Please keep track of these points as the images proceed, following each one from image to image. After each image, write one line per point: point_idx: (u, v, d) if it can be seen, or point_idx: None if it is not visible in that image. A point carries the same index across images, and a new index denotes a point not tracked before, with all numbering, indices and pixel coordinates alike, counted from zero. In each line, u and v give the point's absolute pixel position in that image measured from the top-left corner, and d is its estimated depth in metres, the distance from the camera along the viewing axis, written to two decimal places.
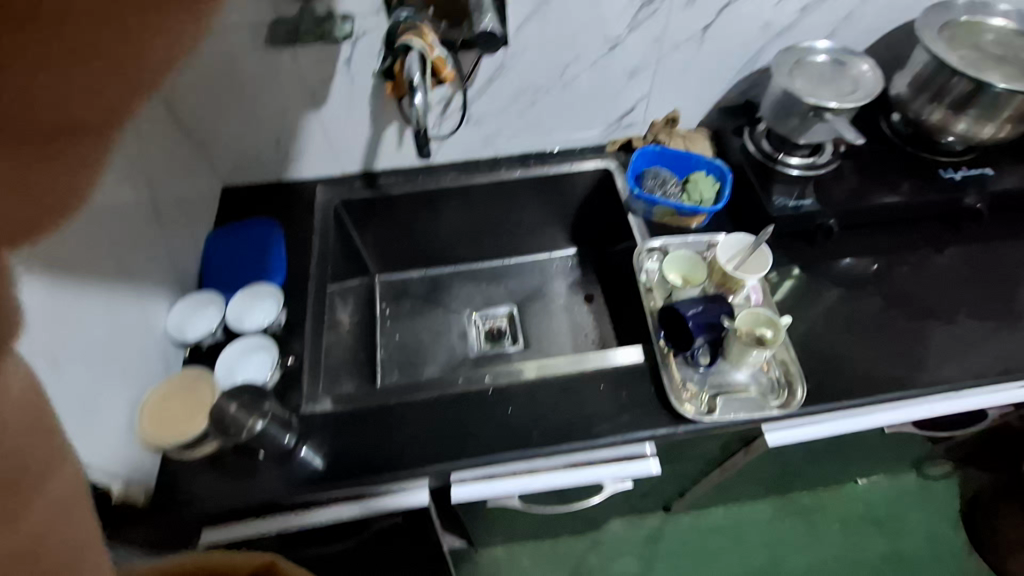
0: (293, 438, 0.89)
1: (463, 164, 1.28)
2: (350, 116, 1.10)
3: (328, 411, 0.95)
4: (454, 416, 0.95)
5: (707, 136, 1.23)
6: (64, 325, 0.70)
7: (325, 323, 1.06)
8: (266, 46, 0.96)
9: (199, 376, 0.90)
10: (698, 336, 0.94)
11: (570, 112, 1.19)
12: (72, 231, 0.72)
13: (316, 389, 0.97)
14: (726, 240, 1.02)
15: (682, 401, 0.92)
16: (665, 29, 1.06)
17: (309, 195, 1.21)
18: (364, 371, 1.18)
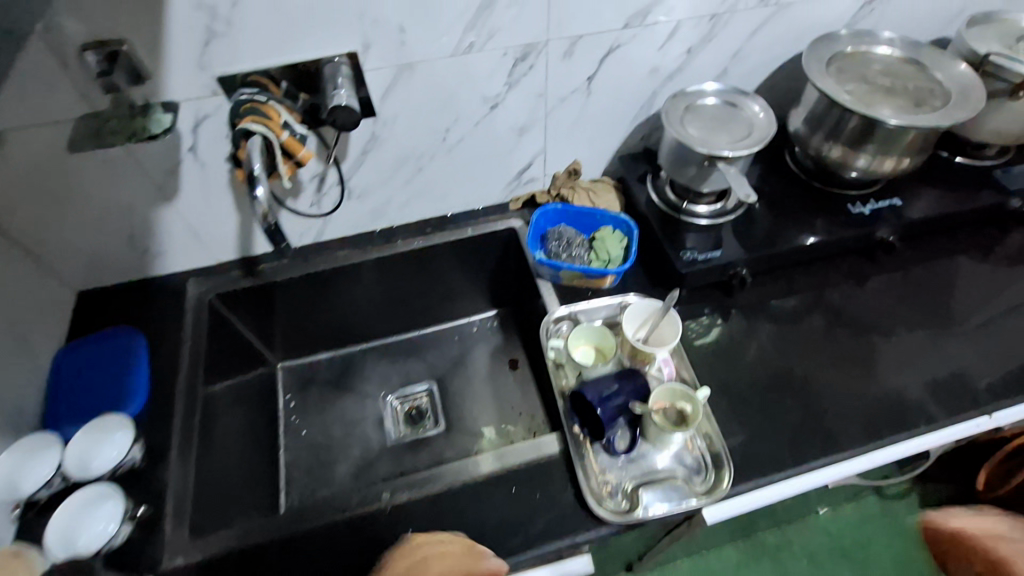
0: None
1: (351, 240, 1.15)
2: (211, 204, 0.98)
3: (193, 562, 0.79)
4: (348, 547, 0.82)
5: (613, 187, 1.16)
6: None
7: (199, 447, 0.92)
8: (84, 141, 0.82)
9: (17, 555, 0.71)
10: (611, 424, 0.84)
11: (463, 174, 1.10)
12: None
13: (180, 538, 0.81)
14: (634, 307, 0.95)
15: (601, 501, 0.82)
16: (548, 82, 0.98)
17: (179, 294, 1.07)
18: (259, 486, 1.04)
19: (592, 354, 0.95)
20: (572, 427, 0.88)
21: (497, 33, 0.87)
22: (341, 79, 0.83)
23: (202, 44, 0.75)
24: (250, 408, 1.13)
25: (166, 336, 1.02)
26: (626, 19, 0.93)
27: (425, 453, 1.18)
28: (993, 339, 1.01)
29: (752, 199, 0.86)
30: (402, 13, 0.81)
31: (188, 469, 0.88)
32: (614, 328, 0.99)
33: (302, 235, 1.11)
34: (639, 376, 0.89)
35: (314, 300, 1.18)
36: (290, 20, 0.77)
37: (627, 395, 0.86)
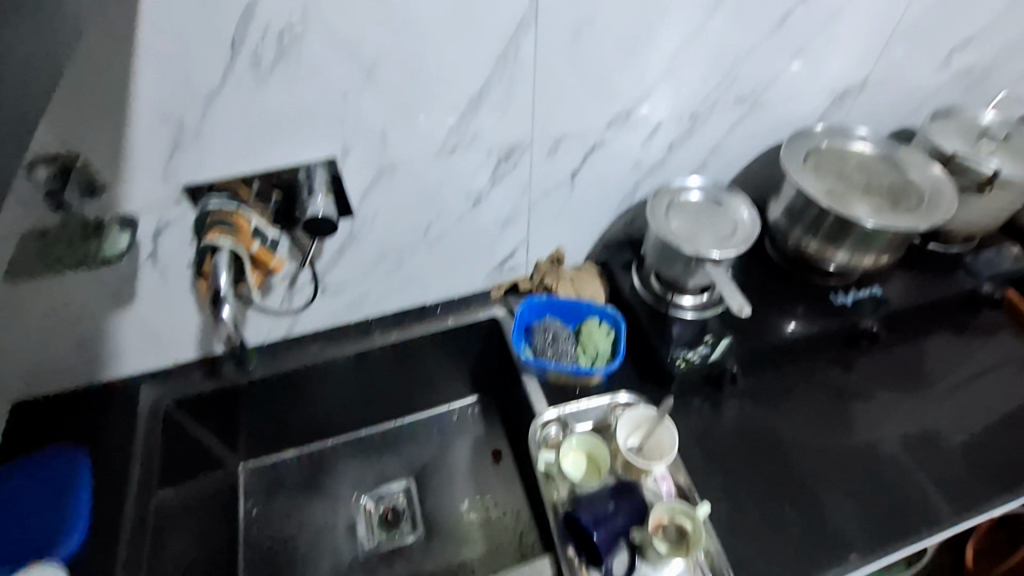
0: None
1: (323, 334, 1.08)
2: (172, 309, 0.89)
3: None
4: None
5: (597, 275, 1.14)
6: None
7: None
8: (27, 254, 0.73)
9: None
10: (608, 551, 0.79)
11: (444, 266, 1.06)
12: None
13: None
14: (625, 413, 0.91)
15: None
16: (532, 178, 0.96)
17: (129, 401, 0.97)
18: None
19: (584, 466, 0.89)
20: (567, 551, 0.81)
21: (481, 135, 0.85)
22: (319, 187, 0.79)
23: (166, 155, 0.70)
24: (206, 524, 1.01)
25: (114, 452, 0.91)
26: (609, 119, 0.93)
27: (403, 564, 1.08)
28: (977, 430, 1.02)
29: (746, 312, 0.85)
30: (383, 119, 0.77)
31: None
32: (607, 433, 0.94)
33: (269, 330, 1.02)
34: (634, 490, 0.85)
35: (283, 399, 1.09)
36: (262, 129, 0.72)
37: (621, 515, 0.82)
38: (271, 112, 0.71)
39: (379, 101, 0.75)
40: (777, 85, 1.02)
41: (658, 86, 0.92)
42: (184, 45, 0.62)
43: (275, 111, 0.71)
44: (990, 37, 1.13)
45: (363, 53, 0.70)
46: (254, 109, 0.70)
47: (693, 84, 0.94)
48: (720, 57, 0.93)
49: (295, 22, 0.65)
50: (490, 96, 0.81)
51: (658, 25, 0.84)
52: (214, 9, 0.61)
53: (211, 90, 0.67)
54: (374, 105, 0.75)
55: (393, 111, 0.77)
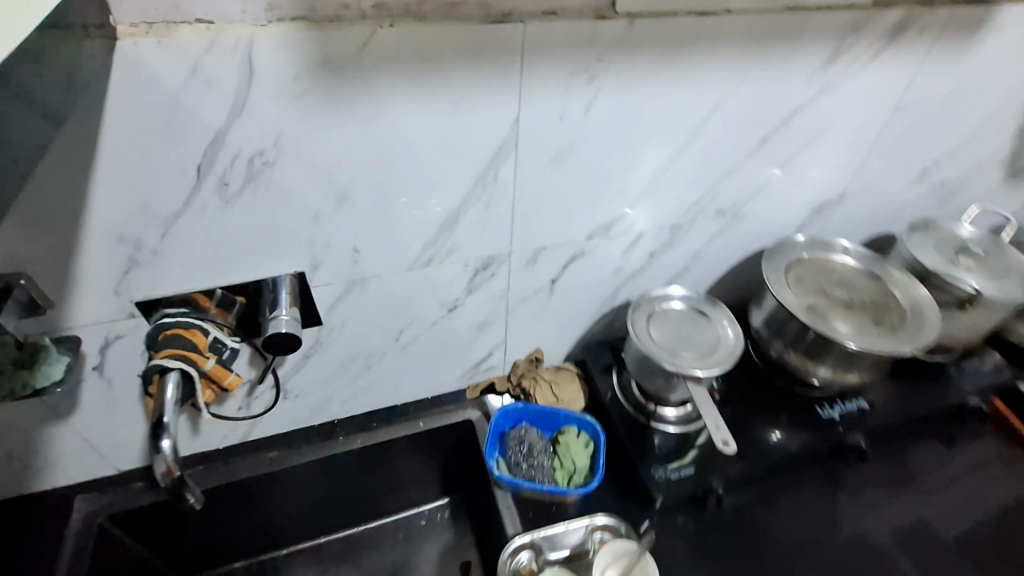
0: None
1: (285, 438, 1.02)
2: (116, 417, 0.83)
3: None
4: None
5: (576, 378, 1.10)
6: None
7: None
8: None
9: None
10: None
11: (416, 370, 1.01)
12: None
13: None
14: (607, 547, 0.84)
15: None
16: (510, 285, 0.94)
17: (60, 514, 0.88)
18: None
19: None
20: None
21: (458, 248, 0.83)
22: (286, 302, 0.76)
23: (120, 274, 0.67)
24: None
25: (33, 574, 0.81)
26: (589, 231, 0.93)
27: None
28: (972, 562, 0.97)
29: (732, 450, 0.81)
30: (356, 236, 0.75)
31: None
32: (581, 563, 0.87)
33: (224, 434, 0.96)
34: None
35: (234, 510, 1.00)
36: (227, 246, 0.70)
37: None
38: (238, 231, 0.69)
39: (353, 220, 0.73)
40: (758, 198, 1.03)
41: (637, 201, 0.92)
42: (149, 170, 0.60)
43: (241, 230, 0.69)
44: (961, 156, 1.16)
45: (338, 177, 0.69)
46: (219, 229, 0.67)
47: (674, 199, 0.95)
48: (701, 174, 0.93)
49: (268, 149, 0.63)
50: (468, 213, 0.80)
51: (640, 146, 0.85)
52: (183, 137, 0.59)
53: (174, 211, 0.64)
54: (348, 223, 0.73)
55: (368, 228, 0.75)
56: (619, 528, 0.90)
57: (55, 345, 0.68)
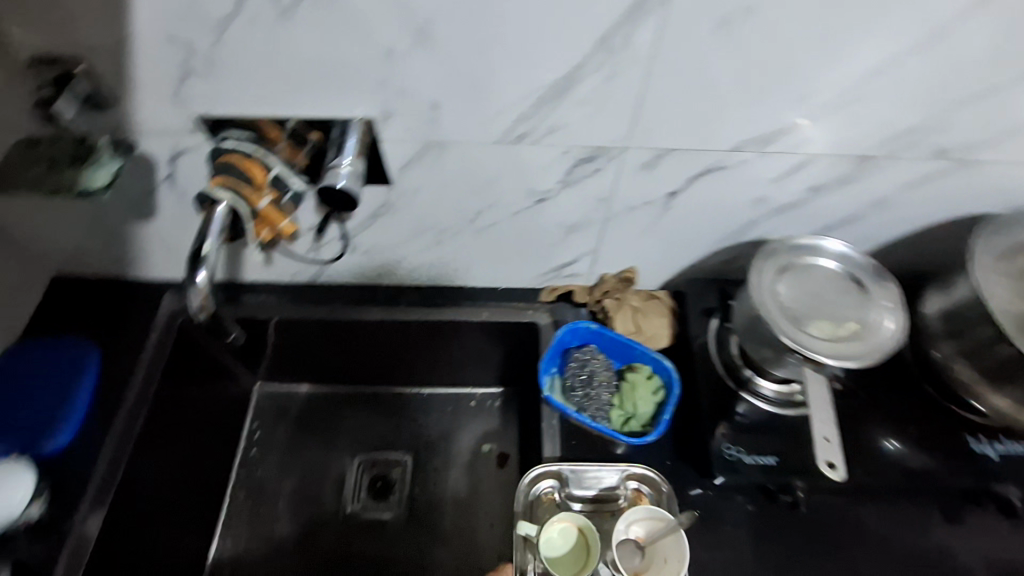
0: None
1: (350, 290, 1.00)
2: (191, 230, 0.83)
3: None
4: None
5: (668, 314, 0.93)
6: None
7: (118, 498, 0.78)
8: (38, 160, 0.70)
9: None
10: None
11: (490, 257, 0.91)
12: None
13: None
14: (642, 508, 0.75)
15: None
16: (615, 188, 0.77)
17: (151, 304, 0.93)
18: (199, 529, 0.93)
19: (566, 550, 0.75)
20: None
21: (560, 130, 0.68)
22: (349, 151, 0.65)
23: (178, 79, 0.61)
24: (219, 436, 0.99)
25: (124, 356, 0.88)
26: (736, 141, 0.71)
27: (377, 540, 1.00)
28: None
29: (842, 478, 0.64)
30: (436, 87, 0.62)
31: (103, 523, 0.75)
32: (606, 509, 0.80)
33: (293, 270, 0.95)
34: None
35: (299, 342, 1.03)
36: (290, 69, 0.61)
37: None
38: (301, 52, 0.59)
39: (434, 67, 0.60)
40: (1008, 144, 0.71)
41: (813, 113, 0.68)
42: None
43: (304, 51, 0.59)
44: None
45: (421, 6, 0.55)
46: (281, 47, 0.59)
47: (869, 121, 0.68)
48: (924, 91, 0.65)
49: None
50: (578, 85, 0.63)
51: (844, 31, 0.59)
52: None
53: (227, 15, 0.55)
54: (428, 70, 0.61)
55: (452, 82, 0.62)
56: (658, 485, 0.80)
57: (108, 147, 0.66)
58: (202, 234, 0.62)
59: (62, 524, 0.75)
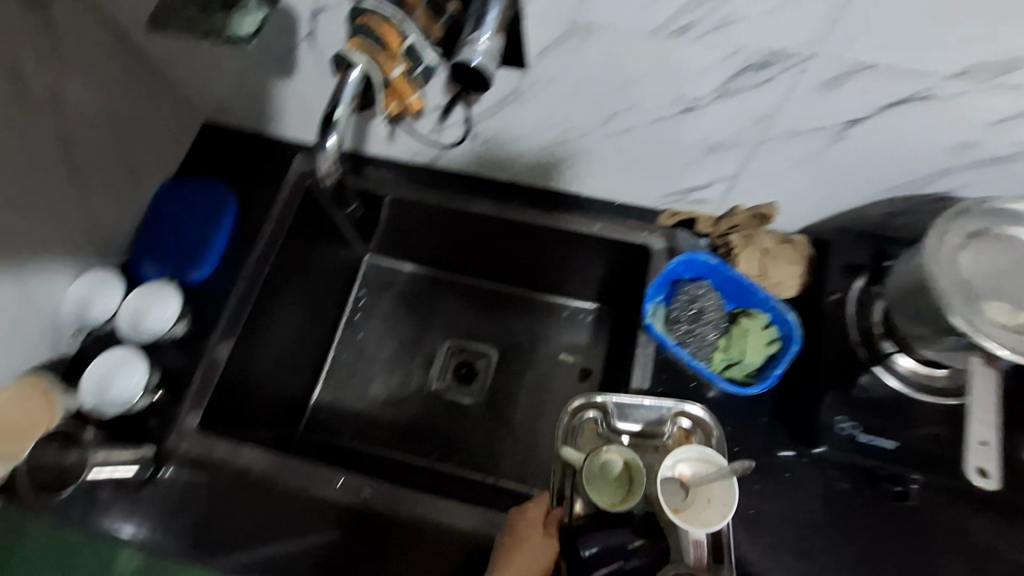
0: (144, 469, 0.76)
1: (464, 180, 0.98)
2: (324, 94, 0.83)
3: (190, 449, 0.79)
4: (339, 540, 0.75)
5: (802, 262, 0.82)
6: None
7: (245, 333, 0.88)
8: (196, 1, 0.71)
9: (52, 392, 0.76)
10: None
11: (615, 167, 0.84)
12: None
13: (189, 420, 0.80)
14: (689, 448, 0.69)
15: None
16: (781, 107, 0.65)
17: (283, 163, 0.98)
18: (306, 373, 1.04)
19: (605, 480, 0.69)
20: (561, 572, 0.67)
21: (733, 25, 0.57)
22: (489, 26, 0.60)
23: None
24: (329, 296, 1.07)
25: (257, 207, 0.95)
26: (962, 65, 0.56)
27: (455, 419, 1.07)
28: None
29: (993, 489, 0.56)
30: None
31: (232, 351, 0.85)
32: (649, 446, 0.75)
33: (414, 150, 0.94)
34: (657, 537, 0.67)
35: (409, 223, 1.05)
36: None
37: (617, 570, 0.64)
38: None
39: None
40: None
41: None
42: None
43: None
44: None
45: None
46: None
47: None
48: None
49: None
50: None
51: None
52: None
53: None
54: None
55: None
56: (707, 426, 0.75)
57: None
58: (337, 98, 0.61)
59: (198, 346, 0.85)
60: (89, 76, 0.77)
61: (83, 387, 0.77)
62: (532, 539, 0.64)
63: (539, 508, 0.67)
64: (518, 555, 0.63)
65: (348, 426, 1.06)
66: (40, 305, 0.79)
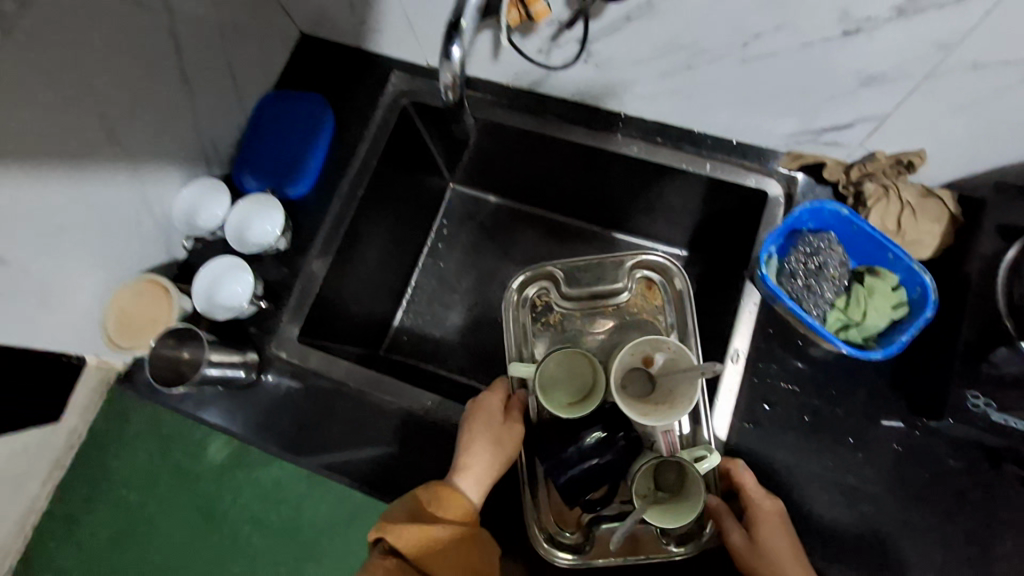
0: (250, 372, 0.80)
1: (565, 106, 0.91)
2: (432, 4, 0.78)
3: (290, 359, 0.82)
4: (426, 459, 0.77)
5: (945, 220, 0.74)
6: (107, 237, 0.77)
7: (340, 251, 0.89)
8: None
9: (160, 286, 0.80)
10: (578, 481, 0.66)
11: (740, 99, 0.76)
12: (111, 197, 0.76)
13: (289, 332, 0.83)
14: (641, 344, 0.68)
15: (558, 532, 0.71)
16: (972, 32, 0.56)
17: (379, 80, 0.94)
18: (390, 296, 1.06)
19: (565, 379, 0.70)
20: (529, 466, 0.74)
21: None
22: None
23: None
24: (415, 221, 1.06)
25: (352, 125, 0.93)
26: None
27: None
28: None
29: None
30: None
31: (329, 268, 0.86)
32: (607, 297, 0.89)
33: (516, 72, 0.88)
34: (621, 429, 0.68)
35: (501, 152, 1.00)
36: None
37: (592, 466, 0.66)
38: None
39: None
40: None
41: None
42: None
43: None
44: None
45: None
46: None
47: None
48: None
49: None
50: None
51: None
52: None
53: None
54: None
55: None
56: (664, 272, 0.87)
57: None
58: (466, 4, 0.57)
59: (296, 261, 0.87)
60: None
61: (193, 289, 0.81)
62: (495, 426, 0.69)
63: (496, 399, 0.72)
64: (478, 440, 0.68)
65: (428, 351, 1.08)
66: (153, 207, 0.82)
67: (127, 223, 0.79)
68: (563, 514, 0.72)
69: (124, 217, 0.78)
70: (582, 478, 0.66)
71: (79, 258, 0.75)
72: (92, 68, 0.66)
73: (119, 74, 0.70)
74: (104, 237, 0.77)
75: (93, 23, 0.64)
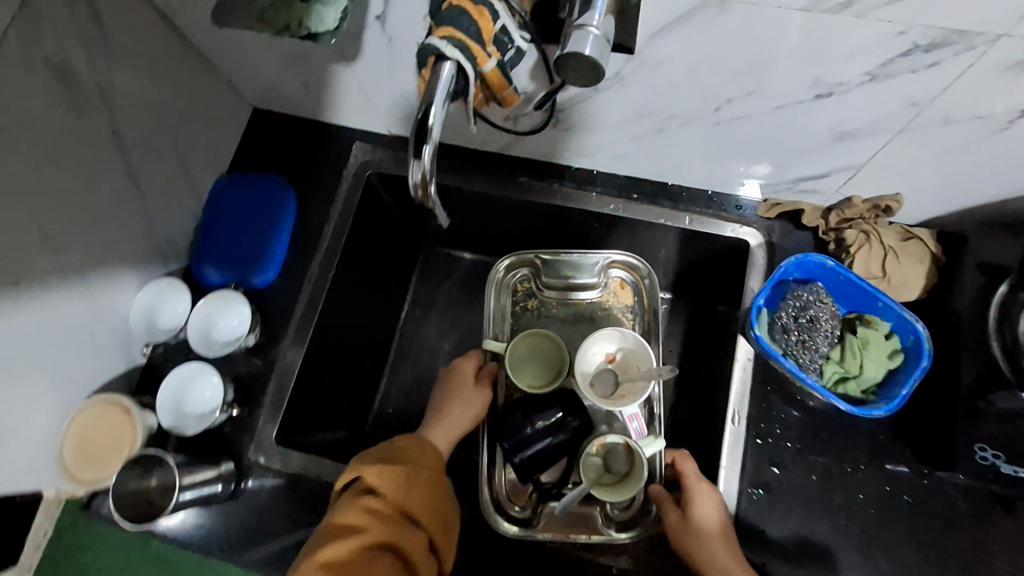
0: (228, 484, 0.74)
1: (536, 167, 0.88)
2: (390, 80, 0.75)
3: (269, 463, 0.77)
4: None
5: (928, 260, 0.74)
6: (58, 357, 0.71)
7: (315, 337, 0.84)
8: None
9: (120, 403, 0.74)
10: (537, 457, 0.79)
11: (712, 156, 0.75)
12: (60, 315, 0.69)
13: (267, 432, 0.78)
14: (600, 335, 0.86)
15: (512, 503, 0.83)
16: (945, 92, 0.55)
17: (339, 153, 0.91)
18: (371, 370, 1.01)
19: (531, 362, 0.87)
20: (490, 450, 0.86)
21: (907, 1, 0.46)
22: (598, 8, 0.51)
23: None
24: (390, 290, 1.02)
25: (315, 202, 0.89)
26: None
27: None
28: None
29: None
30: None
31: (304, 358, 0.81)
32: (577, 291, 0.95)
33: (483, 138, 0.85)
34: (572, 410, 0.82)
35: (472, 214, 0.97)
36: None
37: (548, 445, 0.79)
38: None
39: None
40: None
41: None
42: None
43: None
44: None
45: None
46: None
47: None
48: None
49: None
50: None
51: None
52: None
53: None
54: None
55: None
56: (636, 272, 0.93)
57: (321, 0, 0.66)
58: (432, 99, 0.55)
59: (267, 354, 0.82)
60: (138, 64, 0.72)
61: (159, 405, 0.75)
62: (466, 392, 0.85)
63: (469, 367, 0.89)
64: (453, 406, 0.84)
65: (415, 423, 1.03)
66: (109, 316, 0.76)
67: (80, 339, 0.73)
68: (515, 492, 0.84)
69: (76, 333, 0.72)
70: (542, 459, 0.79)
71: (27, 386, 0.68)
72: (22, 183, 0.61)
73: (53, 185, 0.65)
74: (55, 358, 0.70)
75: (17, 138, 0.59)
